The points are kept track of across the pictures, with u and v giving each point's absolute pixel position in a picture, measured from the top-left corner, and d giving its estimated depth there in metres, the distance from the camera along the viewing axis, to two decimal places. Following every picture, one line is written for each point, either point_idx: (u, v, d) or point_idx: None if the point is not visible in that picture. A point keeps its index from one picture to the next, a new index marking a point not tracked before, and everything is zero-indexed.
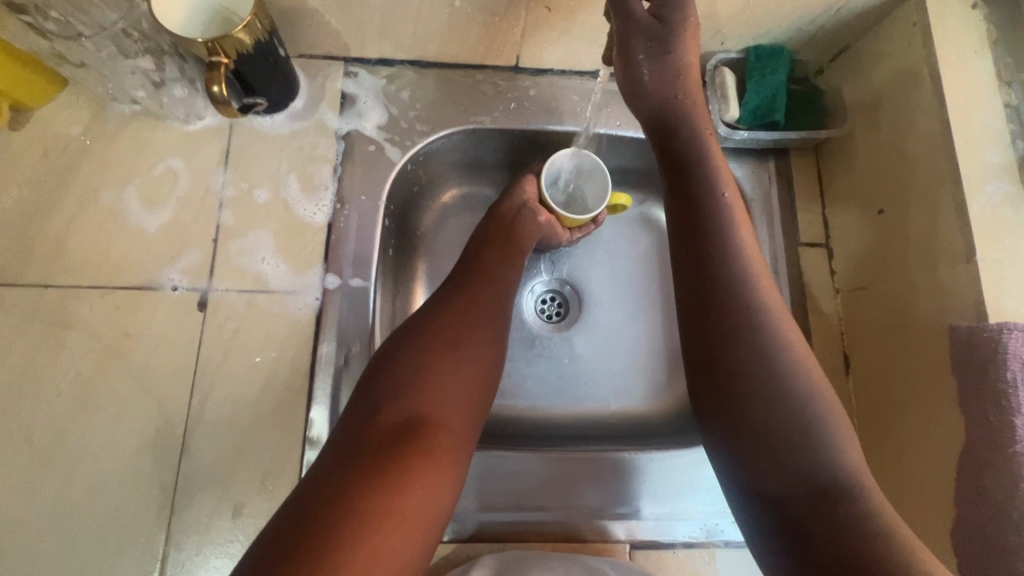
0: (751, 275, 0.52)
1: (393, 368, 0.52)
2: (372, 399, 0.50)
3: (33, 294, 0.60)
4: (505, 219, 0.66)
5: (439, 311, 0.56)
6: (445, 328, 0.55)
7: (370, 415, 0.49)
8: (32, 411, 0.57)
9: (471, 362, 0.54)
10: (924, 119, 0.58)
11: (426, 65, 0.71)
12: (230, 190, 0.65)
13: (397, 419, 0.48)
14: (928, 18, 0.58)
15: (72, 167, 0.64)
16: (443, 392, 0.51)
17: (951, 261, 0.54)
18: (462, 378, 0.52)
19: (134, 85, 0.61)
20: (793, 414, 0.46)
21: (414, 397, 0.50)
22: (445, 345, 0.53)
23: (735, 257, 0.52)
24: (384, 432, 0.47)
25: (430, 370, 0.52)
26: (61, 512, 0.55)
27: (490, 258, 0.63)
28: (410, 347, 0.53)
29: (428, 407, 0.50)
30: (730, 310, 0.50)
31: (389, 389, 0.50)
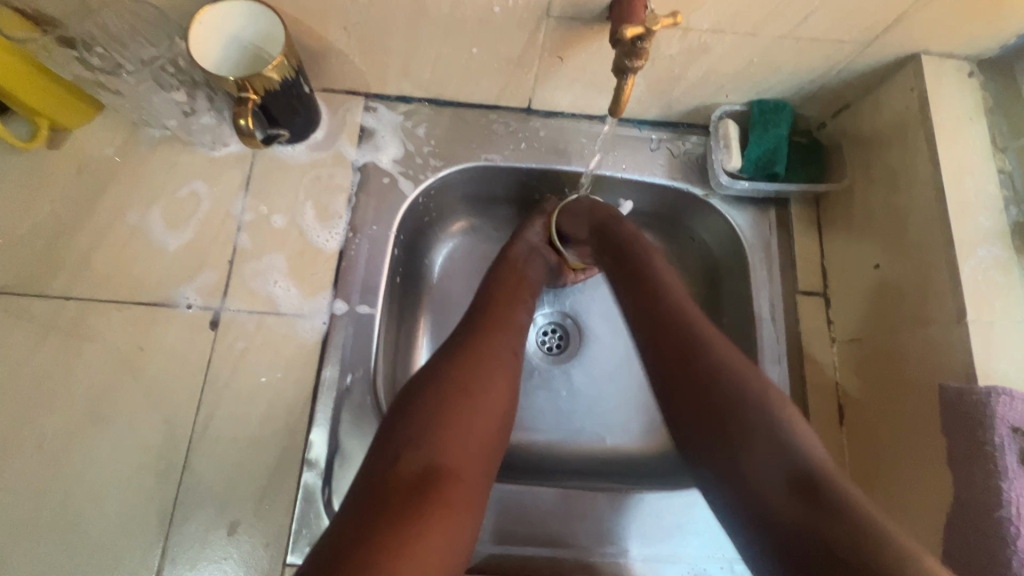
0: (703, 331, 0.55)
1: (409, 417, 0.51)
2: (388, 448, 0.49)
3: (56, 305, 0.63)
4: (516, 267, 0.68)
5: (454, 358, 0.56)
6: (463, 375, 0.54)
7: (386, 467, 0.48)
8: (45, 418, 0.59)
9: (487, 408, 0.53)
10: (919, 180, 0.60)
11: (442, 103, 0.74)
12: (249, 214, 0.68)
13: (414, 469, 0.47)
14: (924, 84, 0.60)
15: (101, 186, 0.67)
16: (459, 441, 0.50)
17: (942, 321, 0.55)
18: (477, 427, 0.52)
19: (166, 115, 0.65)
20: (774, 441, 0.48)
21: (431, 444, 0.49)
22: (463, 392, 0.53)
23: (686, 324, 0.56)
24: (405, 485, 0.46)
25: (448, 418, 0.51)
26: (64, 519, 0.57)
27: (502, 301, 0.63)
28: (424, 393, 0.53)
29: (444, 457, 0.49)
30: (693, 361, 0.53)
31: (404, 438, 0.49)
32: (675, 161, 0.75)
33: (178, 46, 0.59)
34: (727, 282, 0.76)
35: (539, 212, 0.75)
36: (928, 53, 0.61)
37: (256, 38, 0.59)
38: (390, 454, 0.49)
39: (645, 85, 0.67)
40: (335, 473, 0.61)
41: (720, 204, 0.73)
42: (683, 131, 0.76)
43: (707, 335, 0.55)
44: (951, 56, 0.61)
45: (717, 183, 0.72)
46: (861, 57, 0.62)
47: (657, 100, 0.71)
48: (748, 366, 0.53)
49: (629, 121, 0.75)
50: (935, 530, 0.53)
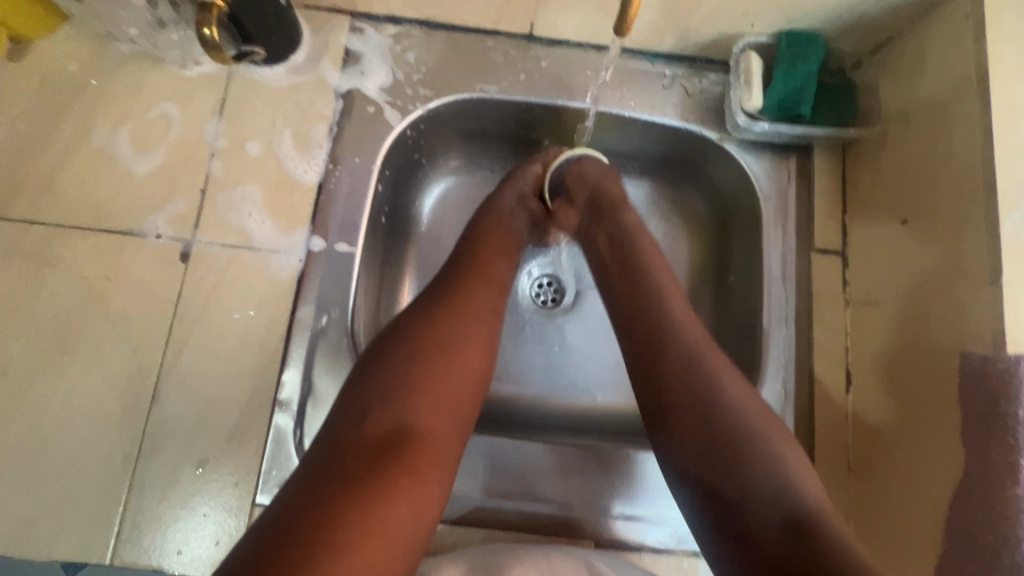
0: (715, 367, 0.50)
1: (378, 374, 0.47)
2: (354, 405, 0.45)
3: (19, 228, 0.59)
4: (505, 224, 0.63)
5: (430, 313, 0.51)
6: (439, 332, 0.49)
7: (353, 426, 0.44)
8: (10, 343, 0.57)
9: (463, 369, 0.49)
10: (963, 124, 0.53)
11: (435, 26, 0.68)
12: (223, 140, 0.63)
13: (382, 430, 0.43)
14: (982, 10, 0.52)
15: (66, 104, 0.62)
16: (431, 402, 0.46)
17: (973, 282, 0.50)
18: (452, 389, 0.47)
19: (129, 22, 0.59)
20: (744, 471, 0.45)
21: (402, 403, 0.45)
22: (438, 350, 0.48)
23: (681, 333, 0.52)
24: (371, 447, 0.42)
25: (420, 377, 0.46)
26: (29, 446, 0.56)
27: (485, 257, 0.58)
28: (397, 350, 0.48)
29: (415, 417, 0.44)
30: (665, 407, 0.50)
31: (372, 395, 0.45)
32: (689, 101, 0.68)
33: None
34: (736, 236, 0.70)
35: (535, 157, 0.69)
36: None
37: None
38: (356, 413, 0.44)
39: (660, 7, 0.60)
40: (308, 416, 0.58)
41: (736, 150, 0.67)
42: (700, 67, 0.68)
43: (710, 357, 0.51)
44: None
45: (734, 125, 0.65)
46: None
47: (673, 28, 0.63)
48: (752, 402, 0.49)
49: (642, 54, 0.68)
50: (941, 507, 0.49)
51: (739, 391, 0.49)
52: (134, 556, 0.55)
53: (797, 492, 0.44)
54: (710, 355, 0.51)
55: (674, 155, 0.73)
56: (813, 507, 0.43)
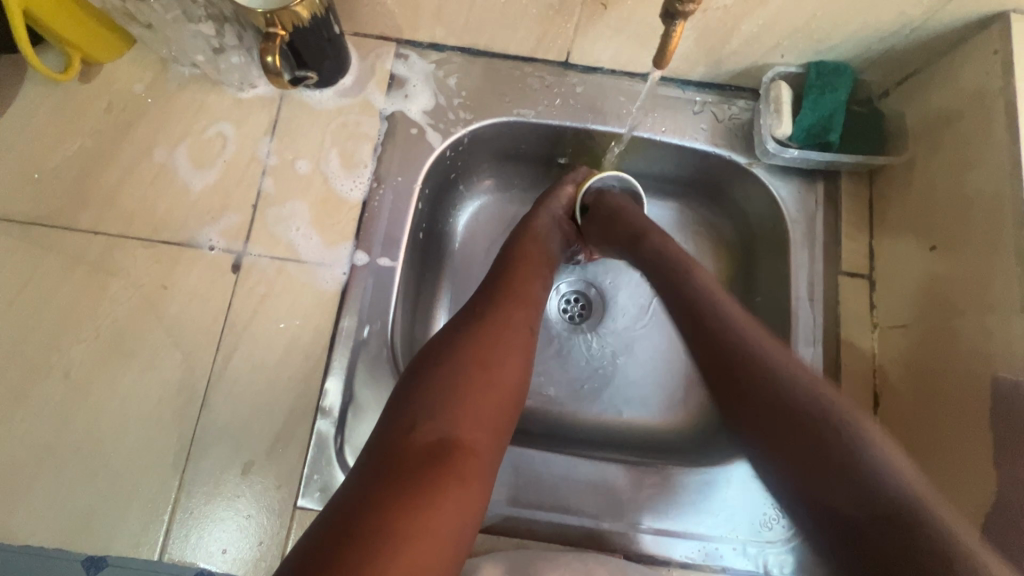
0: (766, 352, 0.51)
1: (424, 385, 0.49)
2: (401, 413, 0.47)
3: (85, 238, 0.63)
4: (543, 244, 0.65)
5: (471, 329, 0.53)
6: (479, 347, 0.52)
7: (401, 433, 0.45)
8: (72, 348, 0.61)
9: (503, 382, 0.51)
10: (991, 155, 0.54)
11: (475, 53, 0.71)
12: (274, 158, 0.67)
13: (428, 437, 0.45)
14: (1011, 46, 0.54)
15: (131, 123, 0.67)
16: (473, 412, 0.48)
17: (1002, 309, 0.51)
18: (492, 403, 0.49)
19: (195, 50, 0.63)
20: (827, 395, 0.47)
21: (447, 413, 0.46)
22: (478, 363, 0.50)
23: (738, 331, 0.53)
24: (418, 454, 0.44)
25: (464, 389, 0.48)
26: (87, 445, 0.59)
27: (521, 275, 0.60)
28: (442, 363, 0.50)
29: (460, 426, 0.46)
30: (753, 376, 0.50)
31: (419, 405, 0.47)
32: (718, 126, 0.70)
33: None
34: (763, 258, 0.72)
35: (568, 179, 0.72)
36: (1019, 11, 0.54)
37: None
38: (403, 422, 0.46)
39: (694, 39, 0.63)
40: (349, 422, 0.61)
41: (764, 174, 0.69)
42: (730, 94, 0.71)
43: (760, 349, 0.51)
44: None
45: (763, 150, 0.67)
46: (940, 13, 0.56)
47: (704, 58, 0.66)
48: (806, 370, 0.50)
49: (674, 81, 0.71)
50: None
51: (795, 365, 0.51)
52: (181, 553, 0.57)
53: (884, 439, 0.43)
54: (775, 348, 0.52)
55: (703, 178, 0.75)
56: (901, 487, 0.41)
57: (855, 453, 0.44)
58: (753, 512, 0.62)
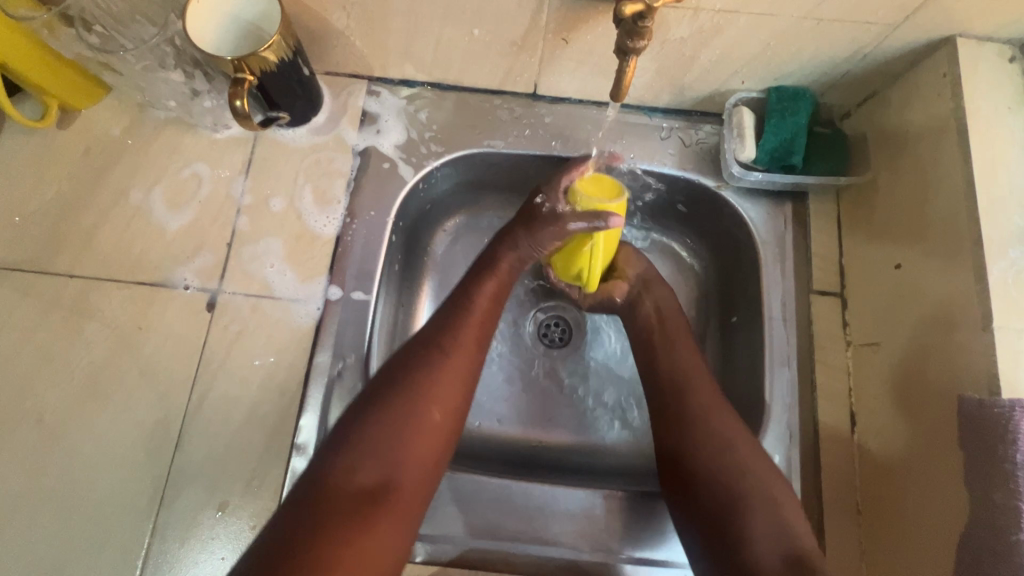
0: (715, 423, 0.57)
1: (364, 426, 0.51)
2: (336, 451, 0.50)
3: (61, 282, 0.64)
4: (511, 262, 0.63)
5: (413, 365, 0.55)
6: (422, 385, 0.54)
7: (333, 471, 0.49)
8: (47, 392, 0.61)
9: (446, 403, 0.55)
10: (947, 176, 0.56)
11: (446, 87, 0.73)
12: (248, 197, 0.68)
13: (360, 480, 0.49)
14: (958, 69, 0.56)
15: (107, 166, 0.68)
16: (415, 435, 0.52)
17: (966, 327, 0.52)
18: (423, 443, 0.52)
19: (167, 95, 0.67)
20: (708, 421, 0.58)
21: (385, 446, 0.50)
22: (423, 400, 0.53)
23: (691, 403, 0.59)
24: (349, 496, 0.48)
25: (398, 428, 0.51)
26: (60, 490, 0.59)
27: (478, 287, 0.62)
28: (378, 400, 0.53)
29: (402, 453, 0.51)
30: (694, 445, 0.57)
31: (356, 447, 0.50)
32: (686, 151, 0.71)
33: (173, 25, 0.59)
34: (738, 279, 0.72)
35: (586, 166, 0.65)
36: (965, 36, 0.56)
37: (254, 17, 0.58)
38: (341, 459, 0.50)
39: (655, 69, 0.64)
40: None
41: (733, 197, 0.70)
42: (696, 119, 0.72)
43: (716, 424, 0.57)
44: (989, 40, 0.57)
45: (729, 174, 0.68)
46: (890, 40, 0.57)
47: (667, 86, 0.67)
48: (755, 462, 0.55)
49: (640, 108, 0.72)
50: (946, 552, 0.50)
51: (731, 428, 0.57)
52: None
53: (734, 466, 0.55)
54: (720, 415, 0.58)
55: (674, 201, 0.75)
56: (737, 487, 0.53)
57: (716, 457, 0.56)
58: None
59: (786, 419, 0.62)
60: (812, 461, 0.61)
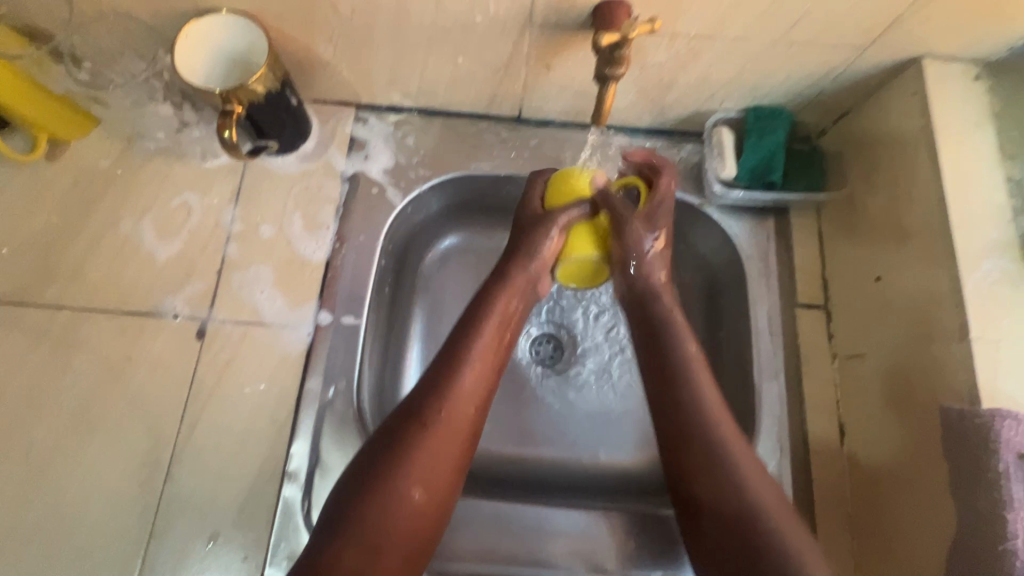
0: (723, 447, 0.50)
1: (357, 504, 0.47)
2: (329, 536, 0.46)
3: (49, 313, 0.64)
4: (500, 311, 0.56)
5: (410, 436, 0.50)
6: (411, 460, 0.49)
7: (325, 556, 0.45)
8: (33, 425, 0.60)
9: (431, 478, 0.49)
10: (920, 190, 0.58)
11: (432, 113, 0.74)
12: (238, 225, 0.68)
13: (349, 568, 0.45)
14: (927, 88, 0.58)
15: (97, 196, 0.68)
16: (400, 517, 0.48)
17: (944, 338, 0.53)
18: (413, 526, 0.48)
19: (156, 127, 0.69)
20: (700, 426, 0.51)
21: (370, 535, 0.46)
22: (407, 477, 0.48)
23: (712, 427, 0.51)
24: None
25: (388, 510, 0.47)
26: (46, 525, 0.58)
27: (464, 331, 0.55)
28: (370, 479, 0.48)
29: (386, 541, 0.47)
30: (695, 463, 0.50)
31: (343, 532, 0.46)
32: (670, 170, 0.72)
33: (162, 59, 0.63)
34: (724, 294, 0.73)
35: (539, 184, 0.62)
36: (931, 57, 0.59)
37: (243, 49, 0.59)
38: (331, 544, 0.46)
39: (635, 92, 0.66)
40: (316, 485, 0.60)
41: (716, 215, 0.71)
42: (677, 139, 0.74)
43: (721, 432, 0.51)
44: (954, 59, 0.59)
45: (711, 192, 0.70)
46: (861, 60, 0.59)
47: (648, 108, 0.69)
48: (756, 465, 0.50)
49: (623, 129, 0.73)
50: (937, 560, 0.50)
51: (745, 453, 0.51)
52: None
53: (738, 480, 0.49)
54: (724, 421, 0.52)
55: None
56: (745, 502, 0.48)
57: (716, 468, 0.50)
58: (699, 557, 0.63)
59: (777, 433, 0.63)
60: (803, 474, 0.61)
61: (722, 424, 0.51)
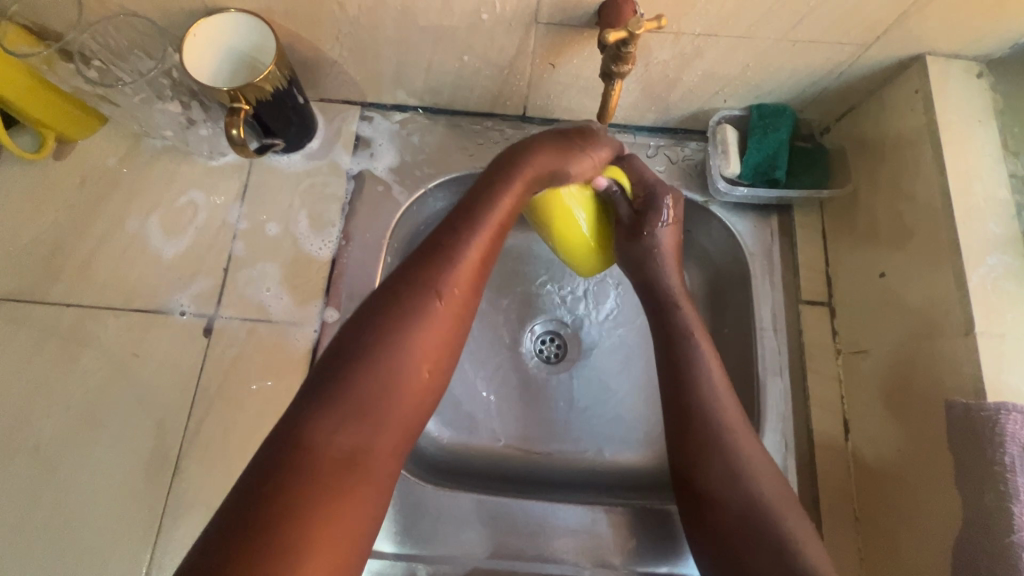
0: (719, 410, 0.54)
1: (350, 375, 0.41)
2: (316, 405, 0.39)
3: (57, 311, 0.64)
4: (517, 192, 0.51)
5: (415, 302, 0.44)
6: (413, 326, 0.43)
7: (317, 431, 0.38)
8: (41, 423, 0.61)
9: (432, 351, 0.44)
10: (924, 186, 0.58)
11: (437, 111, 0.74)
12: (244, 222, 0.69)
13: (346, 443, 0.39)
14: (930, 85, 0.58)
15: (105, 194, 0.68)
16: (401, 392, 0.42)
17: (948, 332, 0.53)
18: (409, 406, 0.42)
19: (162, 125, 0.67)
20: (697, 390, 0.56)
21: (365, 416, 0.40)
22: (409, 346, 0.43)
23: (722, 436, 0.53)
24: (313, 463, 0.37)
25: (390, 383, 0.41)
26: (54, 521, 0.58)
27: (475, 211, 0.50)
28: (366, 348, 0.42)
29: (386, 421, 0.41)
30: (696, 428, 0.54)
31: (331, 400, 0.40)
32: (673, 168, 0.73)
33: (171, 58, 0.60)
34: (728, 291, 0.73)
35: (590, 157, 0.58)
36: (934, 54, 0.59)
37: (251, 49, 0.60)
38: (321, 419, 0.39)
39: (640, 90, 0.66)
40: None
41: (720, 212, 0.71)
42: (681, 137, 0.74)
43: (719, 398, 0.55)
44: (957, 57, 0.59)
45: (715, 189, 0.70)
46: (864, 57, 0.60)
47: (652, 106, 0.69)
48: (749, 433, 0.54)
49: (626, 127, 0.74)
50: (941, 555, 0.51)
51: (759, 460, 0.53)
52: None
53: (733, 447, 0.53)
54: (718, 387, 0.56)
55: None
56: (740, 468, 0.52)
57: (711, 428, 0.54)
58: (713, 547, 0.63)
59: (781, 429, 0.63)
60: (808, 469, 0.62)
61: (718, 389, 0.56)
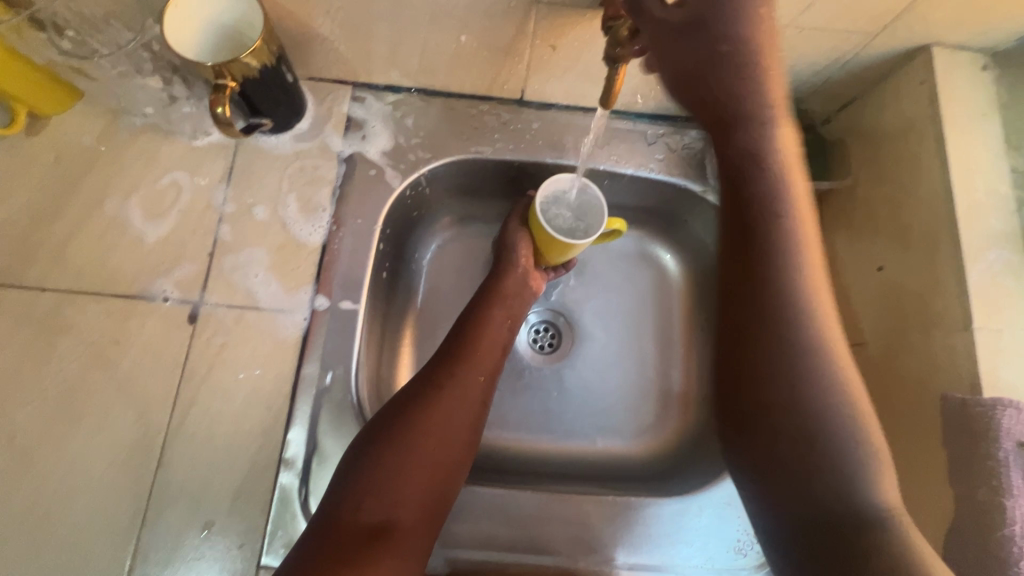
0: (796, 317, 0.48)
1: (377, 455, 0.50)
2: (344, 491, 0.49)
3: (31, 296, 0.61)
4: (510, 284, 0.63)
5: (423, 402, 0.53)
6: (424, 419, 0.52)
7: (347, 509, 0.48)
8: (16, 412, 0.58)
9: (449, 423, 0.53)
10: (926, 179, 0.58)
11: (433, 93, 0.72)
12: (230, 205, 0.66)
13: (369, 519, 0.47)
14: (935, 77, 0.58)
15: (82, 173, 0.65)
16: (413, 484, 0.50)
17: (945, 327, 0.53)
18: (423, 487, 0.50)
19: (142, 102, 0.66)
20: (768, 292, 0.49)
21: (389, 490, 0.49)
22: (422, 433, 0.51)
23: (791, 333, 0.47)
24: (381, 478, 0.49)
25: (409, 460, 0.50)
26: (33, 512, 0.56)
27: (479, 302, 0.62)
28: (422, 398, 0.54)
29: (404, 488, 0.49)
30: (771, 334, 0.48)
31: (360, 486, 0.49)
32: (673, 156, 0.72)
33: (151, 29, 0.60)
34: None
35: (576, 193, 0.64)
36: (941, 44, 0.58)
37: (237, 21, 0.57)
38: (350, 497, 0.48)
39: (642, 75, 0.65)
40: (312, 473, 0.59)
41: None
42: (681, 125, 0.73)
43: (780, 299, 0.48)
44: (963, 49, 0.59)
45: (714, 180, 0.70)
46: (871, 46, 0.59)
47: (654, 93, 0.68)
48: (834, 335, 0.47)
49: (626, 113, 0.72)
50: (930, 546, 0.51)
51: (835, 371, 0.47)
52: None
53: (794, 358, 0.47)
54: (801, 286, 0.48)
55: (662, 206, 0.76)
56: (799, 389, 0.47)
57: (778, 336, 0.48)
58: (728, 535, 0.62)
59: None
60: None
61: (808, 289, 0.48)
